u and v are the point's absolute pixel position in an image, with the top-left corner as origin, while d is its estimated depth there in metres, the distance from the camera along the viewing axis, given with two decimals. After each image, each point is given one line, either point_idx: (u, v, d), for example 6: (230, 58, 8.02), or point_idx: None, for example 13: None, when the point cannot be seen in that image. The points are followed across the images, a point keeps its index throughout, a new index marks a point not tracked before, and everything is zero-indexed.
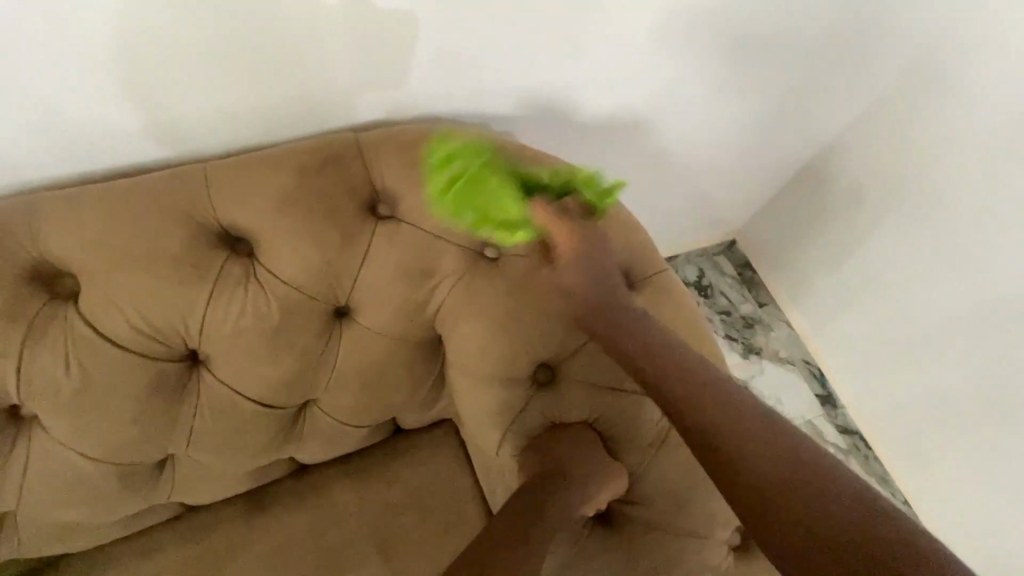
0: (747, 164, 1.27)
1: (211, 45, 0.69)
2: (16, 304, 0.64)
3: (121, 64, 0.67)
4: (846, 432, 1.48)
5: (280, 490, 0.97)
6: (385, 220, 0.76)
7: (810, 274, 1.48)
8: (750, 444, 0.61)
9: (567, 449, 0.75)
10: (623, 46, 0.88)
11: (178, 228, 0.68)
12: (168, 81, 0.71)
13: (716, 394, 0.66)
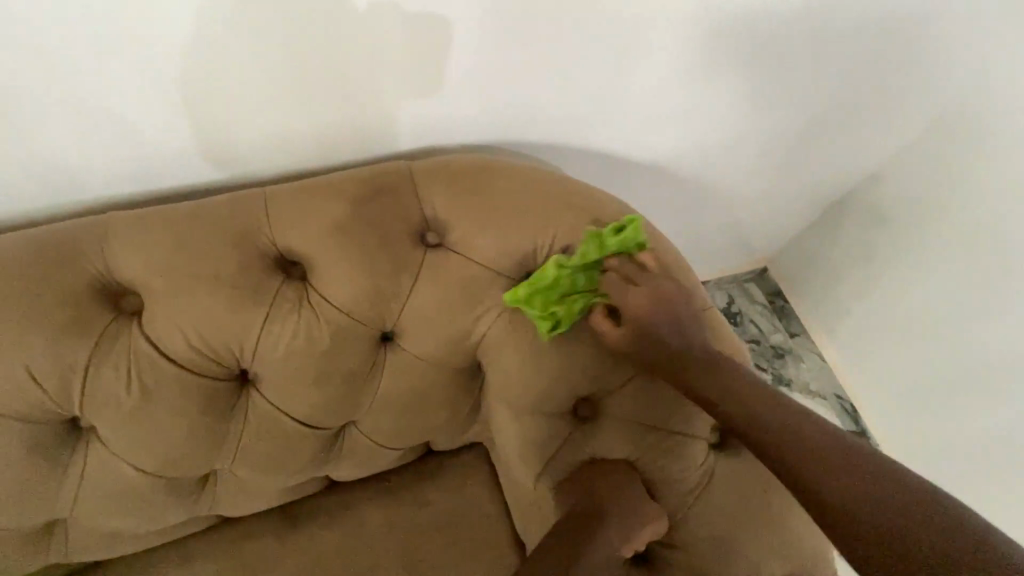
0: (786, 194, 1.27)
1: (283, 74, 0.72)
2: (84, 320, 0.67)
3: (193, 91, 0.70)
4: None
5: (312, 506, 0.99)
6: (434, 249, 0.78)
7: (847, 307, 1.45)
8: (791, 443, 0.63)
9: (607, 486, 0.75)
10: (668, 79, 0.89)
11: (238, 251, 0.71)
12: (240, 108, 0.74)
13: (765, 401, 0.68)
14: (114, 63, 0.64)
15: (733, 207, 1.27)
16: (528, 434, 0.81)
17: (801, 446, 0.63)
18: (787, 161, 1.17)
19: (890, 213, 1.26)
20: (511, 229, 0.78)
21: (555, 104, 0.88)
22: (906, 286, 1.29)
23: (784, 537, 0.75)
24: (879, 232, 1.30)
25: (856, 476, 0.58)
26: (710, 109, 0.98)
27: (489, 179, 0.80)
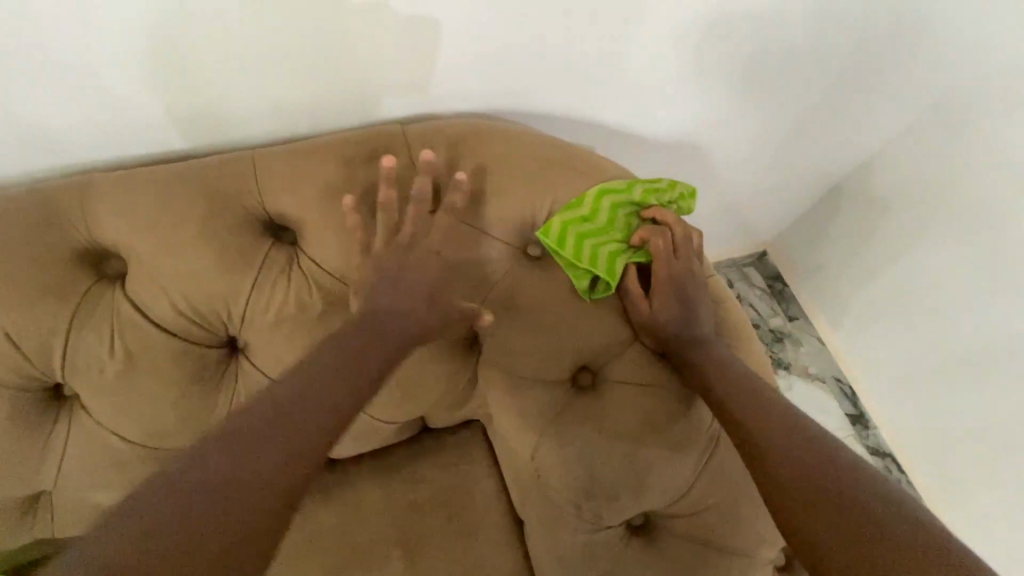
0: (789, 174, 1.24)
1: (271, 36, 0.68)
2: (65, 284, 0.64)
3: (175, 53, 0.67)
4: (883, 458, 1.42)
5: (305, 482, 0.97)
6: (430, 211, 0.75)
7: (847, 291, 1.42)
8: (759, 431, 0.65)
9: (613, 452, 0.74)
10: (673, 51, 0.86)
11: (226, 214, 0.68)
12: (227, 71, 0.71)
13: (745, 390, 0.70)
14: (90, 20, 0.61)
15: (737, 186, 1.24)
16: (525, 407, 0.79)
17: (771, 429, 0.65)
18: (790, 142, 1.13)
19: (892, 197, 1.22)
20: (509, 194, 0.77)
21: (556, 72, 0.84)
22: (904, 269, 1.26)
23: None
24: (881, 216, 1.26)
25: (812, 469, 0.60)
26: (716, 86, 0.95)
27: (487, 144, 0.78)
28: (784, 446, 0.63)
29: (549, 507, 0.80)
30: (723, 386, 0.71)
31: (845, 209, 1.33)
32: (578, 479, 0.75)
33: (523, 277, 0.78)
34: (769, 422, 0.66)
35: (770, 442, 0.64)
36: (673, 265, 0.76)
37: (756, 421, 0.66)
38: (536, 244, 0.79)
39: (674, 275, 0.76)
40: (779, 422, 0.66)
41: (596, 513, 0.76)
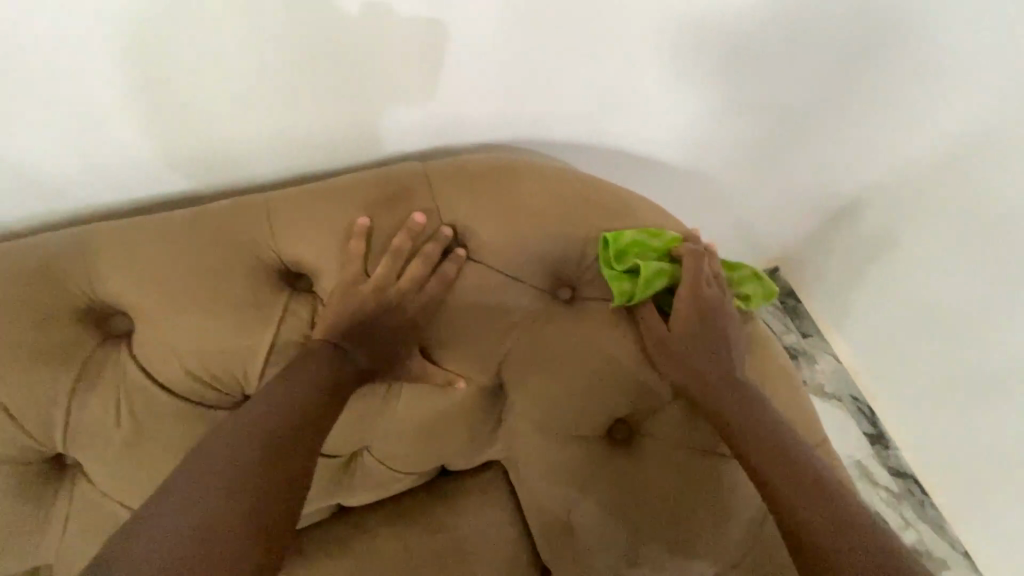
0: (808, 207, 1.14)
1: (265, 64, 0.63)
2: (68, 347, 0.60)
3: (168, 89, 0.62)
4: (904, 479, 1.27)
5: (321, 532, 0.92)
6: (438, 270, 0.69)
7: (862, 312, 1.26)
8: (785, 485, 0.63)
9: (652, 524, 0.71)
10: (696, 75, 0.79)
11: (239, 266, 0.64)
12: (226, 108, 0.66)
13: (774, 436, 0.67)
14: (73, 57, 0.56)
15: (760, 217, 1.15)
16: (559, 462, 0.75)
17: (799, 487, 0.62)
18: (811, 174, 1.04)
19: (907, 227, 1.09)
20: (540, 235, 0.71)
21: (578, 105, 0.79)
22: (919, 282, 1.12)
23: None
24: (897, 241, 1.12)
25: (840, 538, 0.57)
26: (730, 114, 0.87)
27: (514, 182, 0.72)
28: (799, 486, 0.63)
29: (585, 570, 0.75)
30: (756, 440, 0.66)
31: (858, 242, 1.18)
32: (621, 545, 0.72)
33: (554, 325, 0.73)
34: (798, 478, 0.63)
35: (786, 481, 0.63)
36: (702, 291, 0.72)
37: (784, 474, 0.64)
38: (564, 287, 0.74)
39: (705, 300, 0.72)
40: (803, 469, 0.64)
41: None
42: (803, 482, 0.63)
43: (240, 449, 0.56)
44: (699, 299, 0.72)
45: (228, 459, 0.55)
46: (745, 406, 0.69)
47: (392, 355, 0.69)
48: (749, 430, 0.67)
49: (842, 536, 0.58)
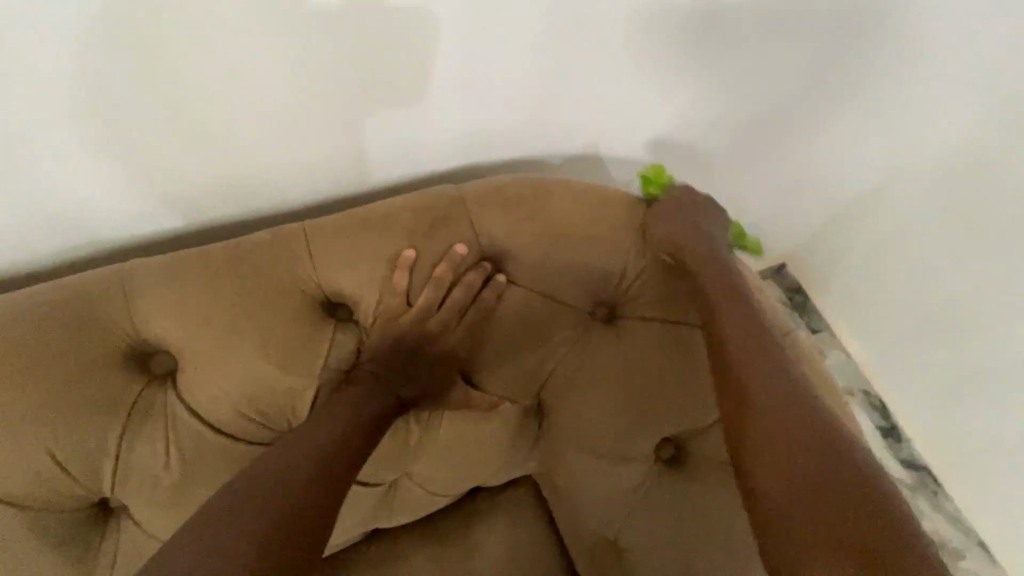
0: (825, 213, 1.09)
1: (288, 84, 0.62)
2: (114, 391, 0.59)
3: (191, 114, 0.61)
4: (918, 472, 1.21)
5: (355, 558, 0.86)
6: (479, 300, 0.68)
7: (879, 318, 1.17)
8: (769, 395, 0.59)
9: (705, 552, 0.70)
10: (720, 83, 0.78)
11: (283, 300, 0.63)
12: (252, 129, 0.65)
13: (762, 343, 0.64)
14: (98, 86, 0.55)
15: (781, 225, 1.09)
16: (607, 483, 0.75)
17: (771, 397, 0.58)
18: (822, 179, 0.99)
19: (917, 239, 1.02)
20: (580, 255, 0.71)
21: (602, 119, 0.79)
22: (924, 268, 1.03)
23: None
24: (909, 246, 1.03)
25: (809, 458, 0.53)
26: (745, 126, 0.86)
27: (552, 202, 0.71)
28: (782, 404, 0.58)
29: None
30: (739, 347, 0.64)
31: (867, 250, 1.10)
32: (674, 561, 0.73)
33: (596, 345, 0.72)
34: (784, 384, 0.60)
35: (775, 402, 0.58)
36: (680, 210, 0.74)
37: (777, 382, 0.60)
38: (605, 306, 0.73)
39: (687, 212, 0.74)
40: (797, 390, 0.60)
41: None
42: (784, 393, 0.59)
43: (305, 468, 0.56)
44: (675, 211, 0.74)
45: (294, 475, 0.55)
46: (735, 311, 0.66)
47: (434, 381, 0.69)
48: (749, 328, 0.65)
49: (807, 447, 0.54)
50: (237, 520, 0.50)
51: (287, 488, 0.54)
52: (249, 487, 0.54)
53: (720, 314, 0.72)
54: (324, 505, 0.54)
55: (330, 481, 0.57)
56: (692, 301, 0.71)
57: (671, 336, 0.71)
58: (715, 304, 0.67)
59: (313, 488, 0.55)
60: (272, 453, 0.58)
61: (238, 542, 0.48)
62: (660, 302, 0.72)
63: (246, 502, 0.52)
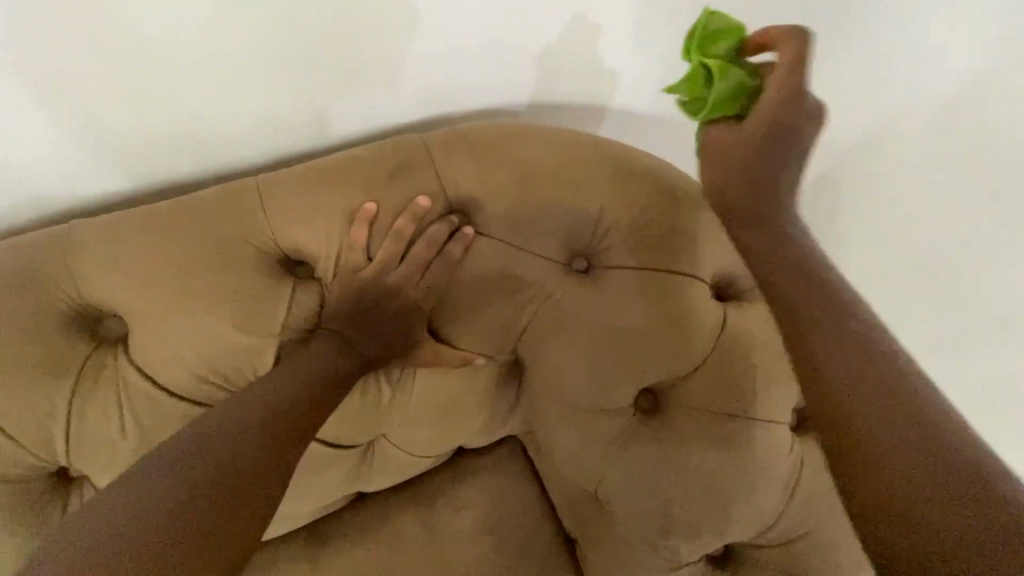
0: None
1: (231, 30, 0.57)
2: (61, 356, 0.56)
3: (123, 64, 0.56)
4: None
5: (337, 521, 0.84)
6: (443, 252, 0.65)
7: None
8: (847, 372, 0.53)
9: (685, 499, 0.68)
10: None
11: (237, 257, 0.60)
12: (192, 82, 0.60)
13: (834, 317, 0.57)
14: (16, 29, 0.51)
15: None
16: (587, 437, 0.72)
17: (825, 353, 0.55)
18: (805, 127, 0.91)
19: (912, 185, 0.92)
20: (550, 204, 0.68)
21: (577, 67, 0.73)
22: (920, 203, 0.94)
23: None
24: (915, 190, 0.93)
25: (907, 438, 0.48)
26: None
27: (519, 149, 0.68)
28: (844, 373, 0.53)
29: (619, 545, 0.74)
30: (800, 300, 0.59)
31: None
32: (656, 515, 0.70)
33: (573, 296, 0.69)
34: (827, 341, 0.55)
35: (833, 364, 0.54)
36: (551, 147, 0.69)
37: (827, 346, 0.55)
38: (580, 256, 0.71)
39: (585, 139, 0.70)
40: (900, 381, 0.51)
41: (674, 548, 0.70)
42: (843, 360, 0.54)
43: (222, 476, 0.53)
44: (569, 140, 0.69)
45: (207, 483, 0.52)
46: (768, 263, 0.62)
47: (398, 339, 0.66)
48: (809, 290, 0.59)
49: (874, 411, 0.51)
50: (146, 521, 0.49)
51: (197, 504, 0.51)
52: (173, 471, 0.52)
53: (699, 260, 0.70)
54: (234, 531, 0.51)
55: (249, 501, 0.53)
56: (667, 247, 0.69)
57: (646, 283, 0.68)
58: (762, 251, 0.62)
59: (224, 498, 0.52)
60: (198, 438, 0.55)
61: (152, 534, 0.48)
62: (638, 248, 0.69)
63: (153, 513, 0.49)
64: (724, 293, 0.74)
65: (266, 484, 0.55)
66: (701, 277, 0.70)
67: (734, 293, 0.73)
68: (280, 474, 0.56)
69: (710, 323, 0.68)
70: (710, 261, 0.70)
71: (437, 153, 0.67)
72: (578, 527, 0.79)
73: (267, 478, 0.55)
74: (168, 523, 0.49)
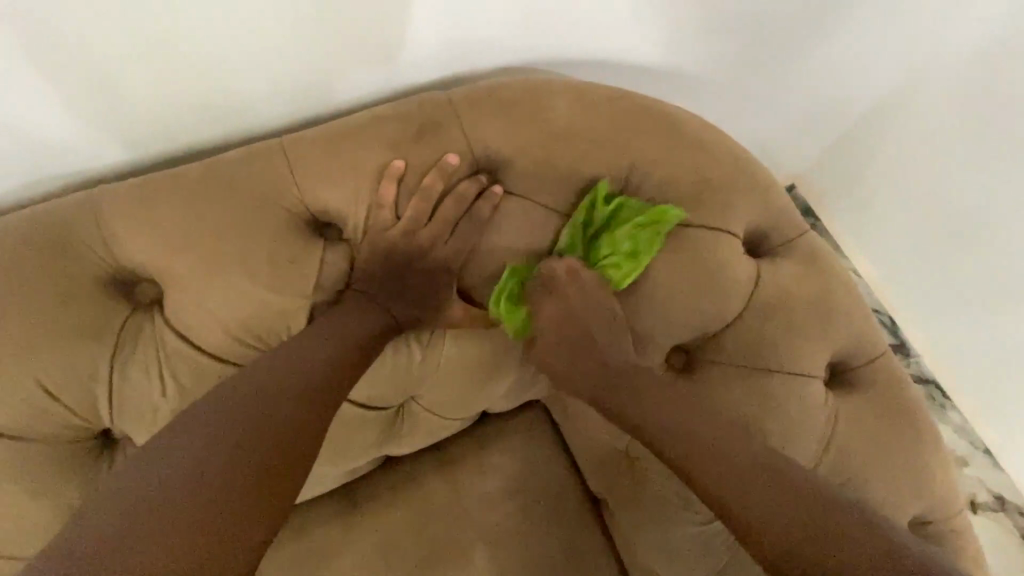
0: (838, 116, 0.99)
1: None
2: (100, 318, 0.57)
3: (142, 27, 0.54)
4: (925, 386, 1.09)
5: (370, 481, 0.85)
6: (471, 211, 0.65)
7: (896, 231, 1.05)
8: (674, 415, 0.65)
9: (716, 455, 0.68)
10: None
11: (267, 217, 0.60)
12: (214, 43, 0.58)
13: (624, 358, 0.68)
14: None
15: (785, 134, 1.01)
16: None
17: (655, 406, 0.65)
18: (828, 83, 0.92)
19: (928, 144, 0.94)
20: (580, 160, 0.66)
21: (606, 20, 0.71)
22: (930, 170, 0.96)
23: (909, 461, 0.68)
24: (928, 153, 0.95)
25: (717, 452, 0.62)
26: (764, 20, 0.77)
27: (547, 104, 0.67)
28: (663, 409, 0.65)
29: (649, 504, 0.73)
30: (608, 356, 0.68)
31: (878, 156, 1.01)
32: None
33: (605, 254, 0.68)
34: (656, 396, 0.66)
35: (659, 409, 0.65)
36: (585, 105, 0.68)
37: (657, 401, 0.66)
38: None
39: (577, 130, 0.67)
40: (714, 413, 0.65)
41: (708, 503, 0.69)
42: (668, 407, 0.65)
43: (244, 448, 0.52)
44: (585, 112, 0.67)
45: (227, 456, 0.52)
46: (590, 314, 0.67)
47: (428, 298, 0.65)
48: (601, 342, 0.68)
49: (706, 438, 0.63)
50: (177, 473, 0.50)
51: (217, 479, 0.50)
52: (206, 425, 0.53)
53: (732, 215, 0.68)
54: (253, 506, 0.51)
55: (270, 473, 0.52)
56: (699, 202, 0.68)
57: (679, 239, 0.67)
58: (570, 297, 0.67)
59: (249, 455, 0.52)
60: (218, 410, 0.55)
61: (182, 481, 0.50)
62: (670, 204, 0.67)
63: (169, 490, 0.49)
64: (757, 250, 0.72)
65: (290, 454, 0.54)
66: (733, 233, 0.68)
67: (766, 249, 0.72)
68: (304, 445, 0.55)
69: (743, 279, 0.67)
70: (742, 217, 0.69)
71: (466, 111, 0.65)
72: (606, 487, 0.78)
73: (290, 440, 0.55)
74: (186, 500, 0.49)
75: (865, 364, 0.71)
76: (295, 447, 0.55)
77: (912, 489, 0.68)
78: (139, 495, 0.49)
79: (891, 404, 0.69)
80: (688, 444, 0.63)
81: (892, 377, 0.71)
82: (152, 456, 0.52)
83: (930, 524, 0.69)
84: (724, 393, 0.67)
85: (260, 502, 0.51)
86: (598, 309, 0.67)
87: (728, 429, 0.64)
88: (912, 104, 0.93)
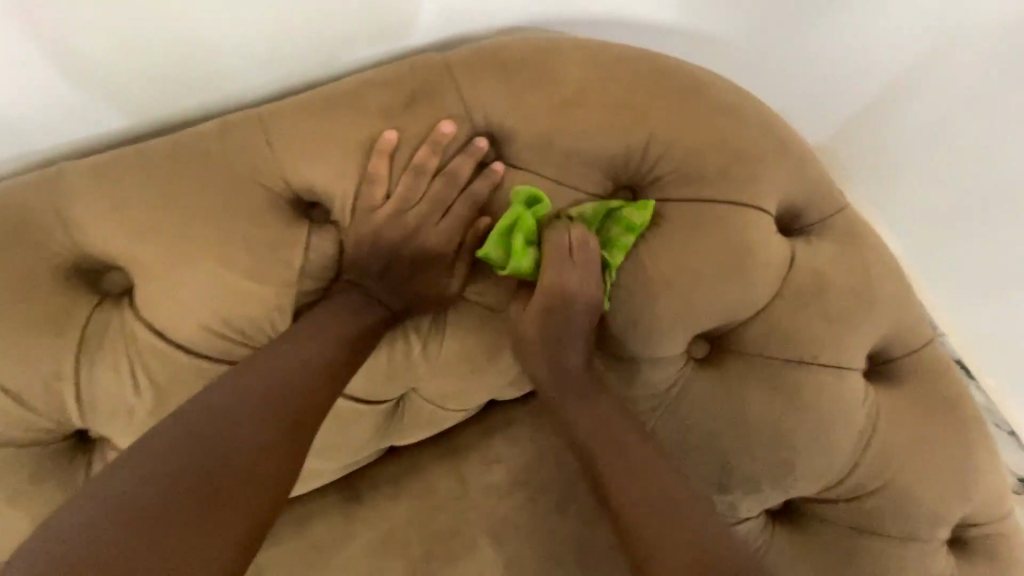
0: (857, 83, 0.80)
1: None
2: (65, 311, 0.52)
3: None
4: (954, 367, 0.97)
5: (370, 475, 0.79)
6: (468, 190, 0.58)
7: (921, 207, 0.89)
8: (720, 406, 0.62)
9: (739, 454, 0.62)
10: None
11: (244, 198, 0.54)
12: (175, 3, 0.51)
13: (686, 309, 0.60)
14: None
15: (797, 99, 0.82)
16: (629, 390, 0.64)
17: (703, 394, 0.62)
18: (851, 41, 0.75)
19: (949, 126, 0.81)
20: (593, 130, 0.59)
21: None
22: (947, 152, 0.83)
23: (951, 457, 0.63)
24: (949, 129, 0.81)
25: (744, 450, 0.62)
26: None
27: (554, 68, 0.60)
28: (708, 393, 0.62)
29: None
30: (669, 291, 0.60)
31: (895, 134, 0.85)
32: (711, 471, 0.64)
33: (623, 234, 0.61)
34: (709, 385, 0.63)
35: (704, 393, 0.62)
36: (597, 69, 0.61)
37: (707, 387, 0.63)
38: (624, 188, 0.63)
39: (590, 96, 0.60)
40: (777, 401, 0.61)
41: (732, 505, 0.64)
42: (713, 395, 0.62)
43: (219, 466, 0.47)
44: (596, 75, 0.60)
45: (208, 473, 0.47)
46: (636, 254, 0.60)
47: (424, 288, 0.60)
48: (659, 274, 0.60)
49: (738, 429, 0.62)
50: (157, 483, 0.46)
51: (185, 501, 0.45)
52: (185, 433, 0.48)
53: (764, 190, 0.61)
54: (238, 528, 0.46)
55: (248, 493, 0.47)
56: (725, 175, 0.61)
57: (703, 216, 0.60)
58: (616, 234, 0.61)
59: (238, 464, 0.48)
60: (199, 419, 0.49)
61: (163, 493, 0.45)
62: (693, 179, 0.60)
63: (130, 517, 0.44)
64: (790, 228, 0.65)
65: (278, 465, 0.50)
66: (764, 210, 0.62)
67: (799, 227, 0.65)
68: (288, 459, 0.50)
69: (775, 263, 0.61)
70: (774, 191, 0.62)
71: (464, 78, 0.58)
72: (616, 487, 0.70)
73: (283, 445, 0.50)
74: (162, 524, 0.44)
75: (907, 353, 0.65)
76: (288, 451, 0.51)
77: (952, 486, 0.63)
78: (115, 509, 0.44)
79: (933, 396, 0.64)
80: (726, 431, 0.62)
81: (934, 367, 0.65)
82: (114, 474, 0.47)
83: (973, 526, 0.66)
84: (791, 384, 0.61)
85: (252, 513, 0.47)
86: (643, 253, 0.60)
87: (775, 431, 0.61)
88: (937, 73, 0.78)
